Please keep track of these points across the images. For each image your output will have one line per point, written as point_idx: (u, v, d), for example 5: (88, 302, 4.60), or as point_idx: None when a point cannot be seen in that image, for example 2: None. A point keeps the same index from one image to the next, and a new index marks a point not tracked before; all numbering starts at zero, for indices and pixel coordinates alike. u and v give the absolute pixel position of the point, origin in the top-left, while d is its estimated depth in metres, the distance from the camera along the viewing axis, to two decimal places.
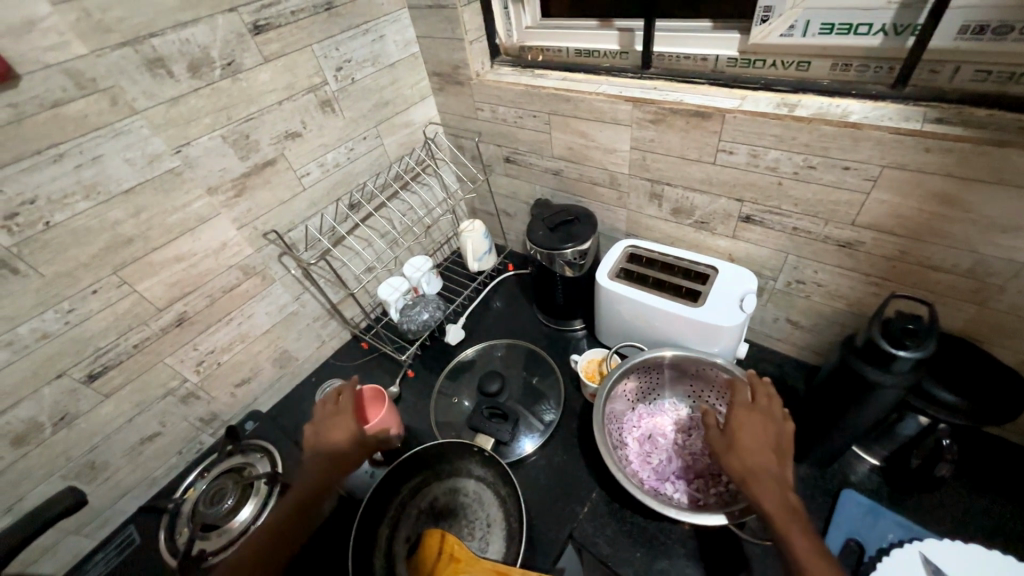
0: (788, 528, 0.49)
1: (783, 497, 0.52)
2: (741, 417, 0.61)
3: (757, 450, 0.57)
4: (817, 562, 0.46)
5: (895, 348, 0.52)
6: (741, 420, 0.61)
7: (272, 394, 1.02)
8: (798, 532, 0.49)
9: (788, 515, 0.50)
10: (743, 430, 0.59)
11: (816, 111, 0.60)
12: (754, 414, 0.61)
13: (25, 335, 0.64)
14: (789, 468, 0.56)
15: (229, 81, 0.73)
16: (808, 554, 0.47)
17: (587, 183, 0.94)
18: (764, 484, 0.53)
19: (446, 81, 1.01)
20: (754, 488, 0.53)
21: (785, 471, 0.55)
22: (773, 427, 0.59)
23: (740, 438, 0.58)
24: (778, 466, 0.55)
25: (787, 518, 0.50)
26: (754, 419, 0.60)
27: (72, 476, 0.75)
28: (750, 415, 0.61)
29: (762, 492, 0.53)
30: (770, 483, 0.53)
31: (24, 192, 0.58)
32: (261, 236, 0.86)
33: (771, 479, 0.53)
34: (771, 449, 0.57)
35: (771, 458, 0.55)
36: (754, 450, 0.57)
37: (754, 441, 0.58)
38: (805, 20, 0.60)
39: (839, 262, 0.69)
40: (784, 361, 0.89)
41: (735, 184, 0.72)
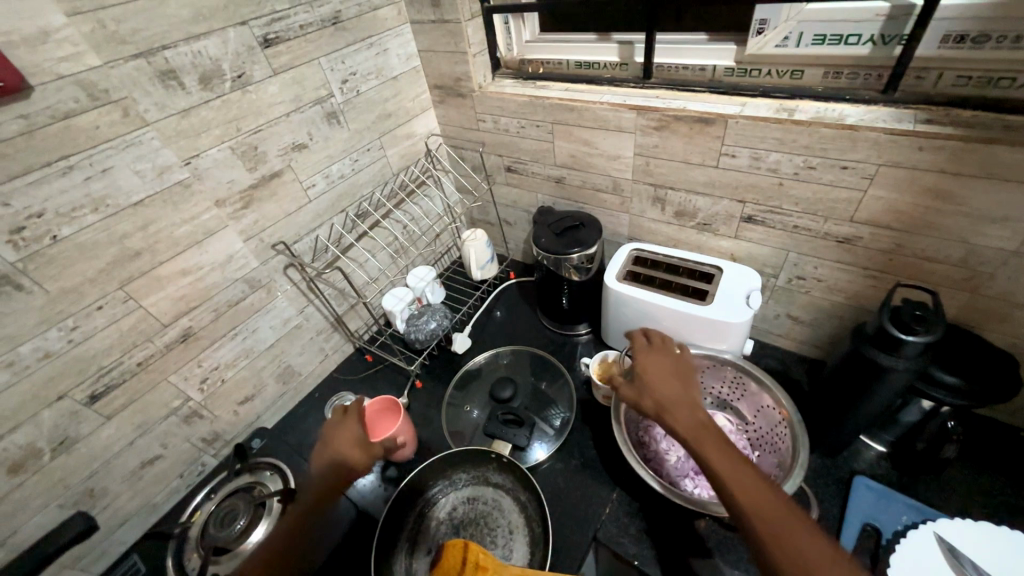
0: (703, 443, 0.53)
1: (694, 417, 0.56)
2: (646, 360, 0.65)
3: (665, 385, 0.60)
4: (731, 465, 0.50)
5: (904, 333, 0.55)
6: (646, 363, 0.65)
7: (275, 411, 0.99)
8: (711, 443, 0.52)
9: (701, 431, 0.54)
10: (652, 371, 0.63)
11: (815, 116, 0.64)
12: (655, 356, 0.66)
13: (27, 355, 0.61)
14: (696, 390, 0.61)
15: (239, 93, 0.73)
16: (720, 458, 0.51)
17: (590, 190, 0.96)
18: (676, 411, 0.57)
19: (447, 94, 1.03)
20: (668, 417, 0.56)
21: (691, 394, 0.59)
22: (673, 363, 0.64)
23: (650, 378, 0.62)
24: (685, 392, 0.59)
25: (701, 435, 0.53)
26: (655, 360, 0.65)
27: (70, 505, 0.71)
28: (653, 356, 0.66)
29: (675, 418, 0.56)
30: (681, 409, 0.57)
31: (31, 205, 0.56)
32: (268, 248, 0.85)
33: (679, 402, 0.57)
34: (674, 380, 0.61)
35: (676, 387, 0.60)
36: (662, 385, 0.60)
37: (660, 377, 0.61)
38: (798, 32, 0.64)
39: (838, 258, 0.73)
40: (787, 357, 0.92)
41: (737, 186, 0.75)
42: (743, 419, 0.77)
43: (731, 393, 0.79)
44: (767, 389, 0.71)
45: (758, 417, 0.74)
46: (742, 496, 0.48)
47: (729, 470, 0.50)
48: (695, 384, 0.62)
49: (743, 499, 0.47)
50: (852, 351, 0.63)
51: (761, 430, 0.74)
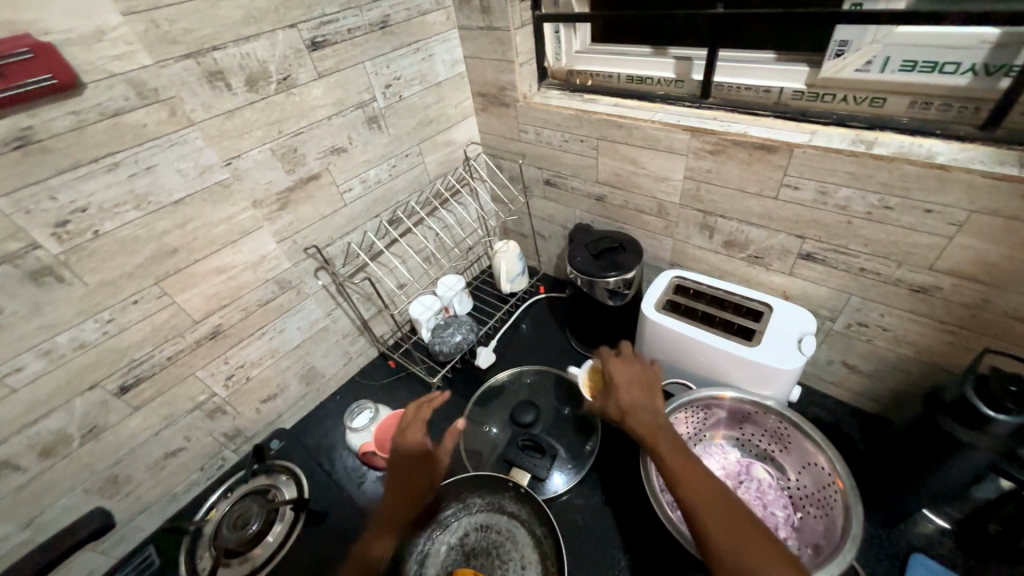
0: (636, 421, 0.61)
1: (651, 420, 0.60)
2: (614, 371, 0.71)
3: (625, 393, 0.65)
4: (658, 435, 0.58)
5: (992, 410, 0.48)
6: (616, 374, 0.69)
7: (296, 411, 0.99)
8: (666, 447, 0.56)
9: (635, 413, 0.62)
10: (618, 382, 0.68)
11: (898, 150, 0.57)
12: (620, 368, 0.71)
13: (64, 345, 0.62)
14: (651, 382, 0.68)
15: (284, 95, 0.72)
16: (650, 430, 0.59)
17: (631, 211, 0.91)
18: (638, 418, 0.61)
19: (490, 102, 1.00)
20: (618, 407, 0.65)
21: (650, 398, 0.64)
22: (638, 371, 0.69)
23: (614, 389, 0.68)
24: (648, 402, 0.64)
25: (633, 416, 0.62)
26: (621, 371, 0.70)
27: (94, 491, 0.72)
28: (620, 366, 0.71)
29: (638, 425, 0.60)
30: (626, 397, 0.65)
31: (76, 200, 0.57)
32: (300, 251, 0.85)
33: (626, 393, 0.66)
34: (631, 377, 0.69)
35: (637, 393, 0.65)
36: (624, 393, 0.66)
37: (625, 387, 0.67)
38: (884, 56, 0.58)
39: (910, 307, 0.66)
40: (837, 406, 0.84)
41: (798, 221, 0.69)
42: (785, 474, 0.71)
43: (772, 443, 0.72)
44: (816, 446, 0.65)
45: (802, 473, 0.68)
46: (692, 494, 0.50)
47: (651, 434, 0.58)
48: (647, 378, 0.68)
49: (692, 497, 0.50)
50: (921, 418, 0.57)
51: (806, 489, 0.68)
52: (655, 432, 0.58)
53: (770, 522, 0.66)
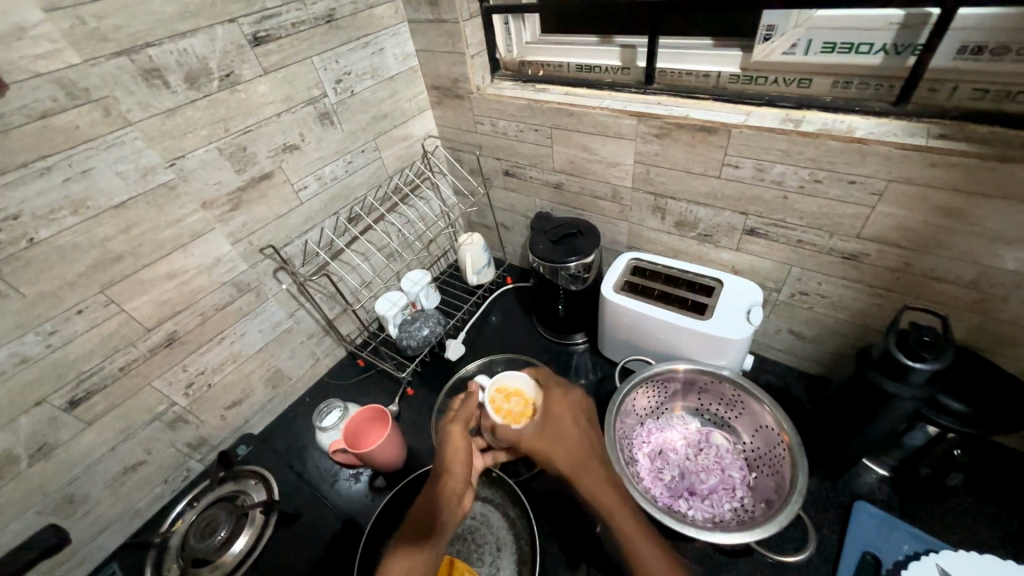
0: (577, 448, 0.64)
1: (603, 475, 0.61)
2: (560, 411, 0.69)
3: (575, 442, 0.65)
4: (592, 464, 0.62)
5: (911, 359, 0.53)
6: (564, 419, 0.68)
7: (263, 415, 0.97)
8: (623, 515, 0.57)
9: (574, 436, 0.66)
10: (566, 428, 0.67)
11: (822, 127, 0.61)
12: (562, 412, 0.70)
13: (3, 360, 0.59)
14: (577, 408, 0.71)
15: (228, 92, 0.71)
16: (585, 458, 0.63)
17: (588, 197, 0.94)
18: (592, 475, 0.61)
19: (444, 95, 1.00)
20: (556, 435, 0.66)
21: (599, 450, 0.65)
22: (583, 414, 0.70)
23: (562, 435, 0.66)
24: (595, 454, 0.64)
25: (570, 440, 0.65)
26: (566, 414, 0.69)
27: (49, 512, 0.70)
28: (564, 408, 0.70)
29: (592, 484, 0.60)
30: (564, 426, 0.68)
31: (6, 207, 0.55)
32: (257, 252, 0.83)
33: (563, 422, 0.68)
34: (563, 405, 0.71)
35: (588, 443, 0.65)
36: (573, 442, 0.65)
37: (572, 435, 0.66)
38: (807, 39, 0.61)
39: (843, 274, 0.71)
40: (787, 373, 0.90)
41: (740, 198, 0.73)
42: (740, 438, 0.75)
43: (728, 410, 0.77)
44: (765, 409, 0.69)
45: (756, 435, 0.73)
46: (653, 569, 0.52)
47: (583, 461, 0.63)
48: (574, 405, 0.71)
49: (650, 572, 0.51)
50: (855, 374, 0.61)
51: (759, 451, 0.72)
52: (609, 495, 0.60)
53: (727, 483, 0.70)
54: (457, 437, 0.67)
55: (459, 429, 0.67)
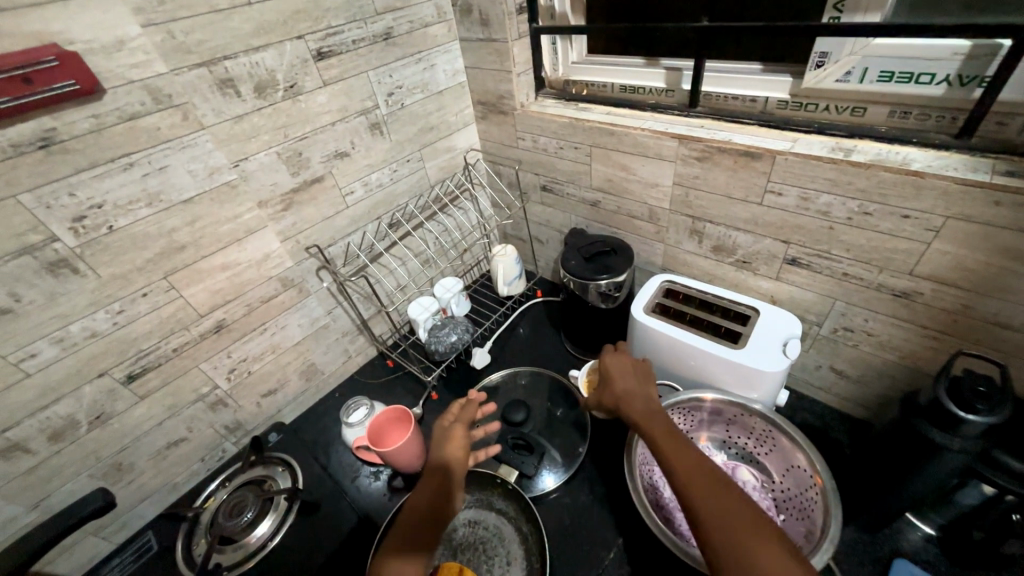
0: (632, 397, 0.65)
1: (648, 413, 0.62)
2: (611, 363, 0.73)
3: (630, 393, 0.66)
4: (642, 408, 0.63)
5: (963, 411, 0.50)
6: (615, 369, 0.71)
7: (296, 406, 1.02)
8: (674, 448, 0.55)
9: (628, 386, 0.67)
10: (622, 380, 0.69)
11: (874, 157, 0.59)
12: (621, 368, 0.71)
13: (76, 333, 0.66)
14: (638, 366, 0.71)
15: (290, 102, 0.76)
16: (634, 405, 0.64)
17: (624, 216, 0.93)
18: (641, 416, 0.62)
19: (489, 110, 1.04)
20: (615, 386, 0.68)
21: (651, 394, 0.66)
22: (635, 365, 0.71)
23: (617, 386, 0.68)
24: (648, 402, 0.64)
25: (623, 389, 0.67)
26: (619, 363, 0.72)
27: (99, 476, 0.76)
28: (617, 361, 0.73)
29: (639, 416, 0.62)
30: (625, 376, 0.69)
31: (94, 196, 0.61)
32: (303, 250, 0.88)
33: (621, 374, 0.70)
34: (629, 363, 0.72)
35: (639, 389, 0.66)
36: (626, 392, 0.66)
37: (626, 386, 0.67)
38: (862, 67, 0.59)
39: (893, 312, 0.67)
40: (826, 412, 0.85)
41: (782, 226, 0.70)
42: (770, 476, 0.72)
43: (758, 446, 0.73)
44: (798, 447, 0.66)
45: (786, 475, 0.69)
46: (694, 493, 0.50)
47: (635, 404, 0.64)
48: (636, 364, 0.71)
49: (693, 492, 0.50)
50: (898, 420, 0.58)
51: (790, 492, 0.68)
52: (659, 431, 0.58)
53: None
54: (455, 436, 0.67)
55: (460, 432, 0.68)
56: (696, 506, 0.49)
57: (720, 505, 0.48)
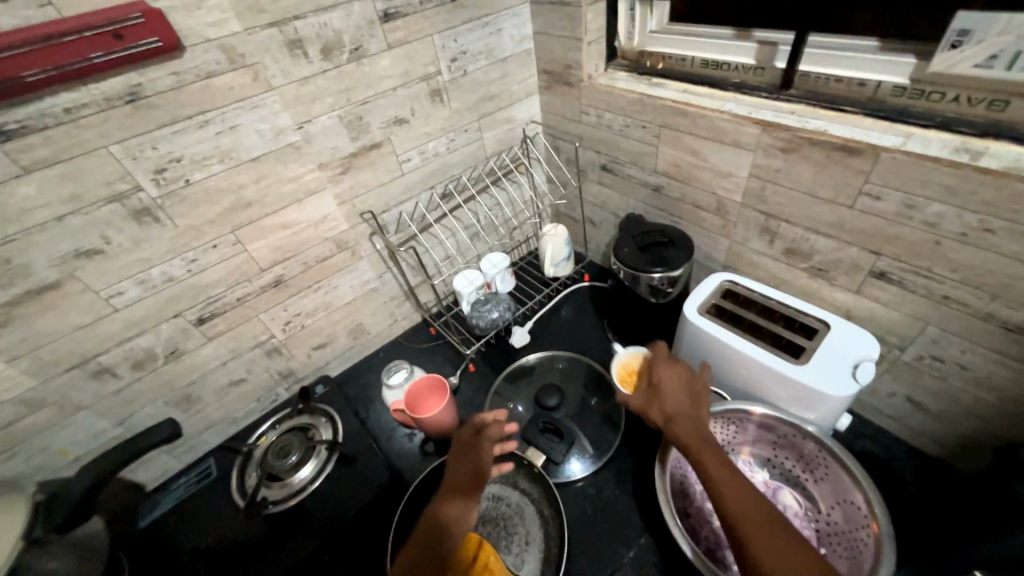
0: (676, 403, 0.63)
1: (699, 436, 0.58)
2: (662, 372, 0.68)
3: (674, 398, 0.63)
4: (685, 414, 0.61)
5: None
6: (661, 374, 0.67)
7: (342, 361, 1.07)
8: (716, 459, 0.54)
9: (674, 392, 0.64)
10: (666, 386, 0.66)
11: (1010, 164, 0.49)
12: (670, 370, 0.68)
13: (156, 277, 0.72)
14: (684, 371, 0.68)
15: (355, 65, 0.76)
16: (679, 411, 0.62)
17: (688, 205, 0.86)
18: (688, 426, 0.59)
19: (554, 80, 0.98)
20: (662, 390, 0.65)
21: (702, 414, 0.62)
22: (683, 373, 0.67)
23: (660, 392, 0.65)
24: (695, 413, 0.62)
25: (668, 394, 0.64)
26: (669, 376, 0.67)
27: (172, 404, 0.85)
28: (670, 370, 0.68)
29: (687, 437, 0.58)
30: (672, 381, 0.66)
31: (173, 151, 0.65)
32: (357, 215, 0.90)
33: (669, 380, 0.66)
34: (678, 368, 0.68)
35: (684, 399, 0.63)
36: (672, 398, 0.64)
37: (671, 391, 0.65)
38: (1014, 50, 0.48)
39: (999, 347, 0.57)
40: (892, 442, 0.77)
41: (873, 234, 0.62)
42: (815, 504, 0.67)
43: (808, 471, 0.68)
44: (855, 483, 0.60)
45: (835, 508, 0.64)
46: (732, 504, 0.49)
47: (678, 410, 0.62)
48: (682, 371, 0.68)
49: (731, 502, 0.50)
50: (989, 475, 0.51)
51: (836, 526, 0.63)
52: (700, 440, 0.57)
53: None
54: (485, 448, 0.68)
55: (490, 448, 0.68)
56: (734, 518, 0.49)
57: (759, 522, 0.48)
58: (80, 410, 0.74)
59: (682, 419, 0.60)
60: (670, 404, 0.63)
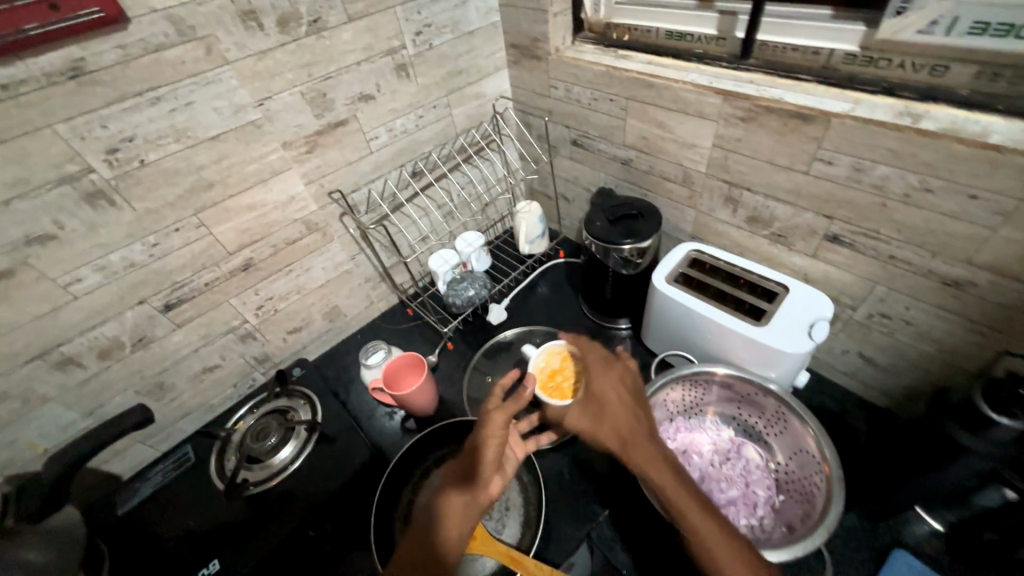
0: (616, 411, 0.69)
1: (647, 448, 0.63)
2: (600, 382, 0.74)
3: (614, 411, 0.69)
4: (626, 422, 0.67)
5: (996, 413, 0.47)
6: (597, 385, 0.74)
7: (319, 344, 1.07)
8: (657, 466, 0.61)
9: (615, 402, 0.70)
10: (605, 397, 0.72)
11: (947, 126, 0.51)
12: (606, 378, 0.74)
13: (116, 262, 0.70)
14: (621, 379, 0.74)
15: (314, 38, 0.74)
16: (620, 419, 0.68)
17: (657, 177, 0.88)
18: (631, 436, 0.65)
19: (522, 54, 0.97)
20: (602, 401, 0.71)
21: (643, 416, 0.68)
22: (622, 380, 0.73)
23: (601, 404, 0.71)
24: (637, 418, 0.67)
25: (608, 403, 0.70)
26: (607, 391, 0.72)
27: (144, 393, 0.83)
28: (606, 378, 0.74)
29: (642, 462, 0.61)
30: (611, 392, 0.72)
31: (125, 130, 0.62)
32: (326, 194, 0.89)
33: (608, 389, 0.73)
34: (615, 377, 0.74)
35: (623, 407, 0.70)
36: (613, 410, 0.69)
37: (612, 403, 0.70)
38: (952, 16, 0.50)
39: (939, 302, 0.61)
40: (847, 397, 0.82)
41: (827, 199, 0.64)
42: (775, 456, 0.71)
43: (769, 427, 0.72)
44: (811, 434, 0.64)
45: (792, 459, 0.68)
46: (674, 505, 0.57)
47: (618, 418, 0.68)
48: (617, 378, 0.74)
49: (672, 504, 0.57)
50: (925, 418, 0.56)
51: (793, 475, 0.68)
52: (640, 447, 0.63)
53: (748, 499, 0.67)
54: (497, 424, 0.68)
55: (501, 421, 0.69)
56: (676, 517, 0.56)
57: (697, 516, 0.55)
58: (45, 402, 0.72)
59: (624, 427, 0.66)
60: (611, 414, 0.69)
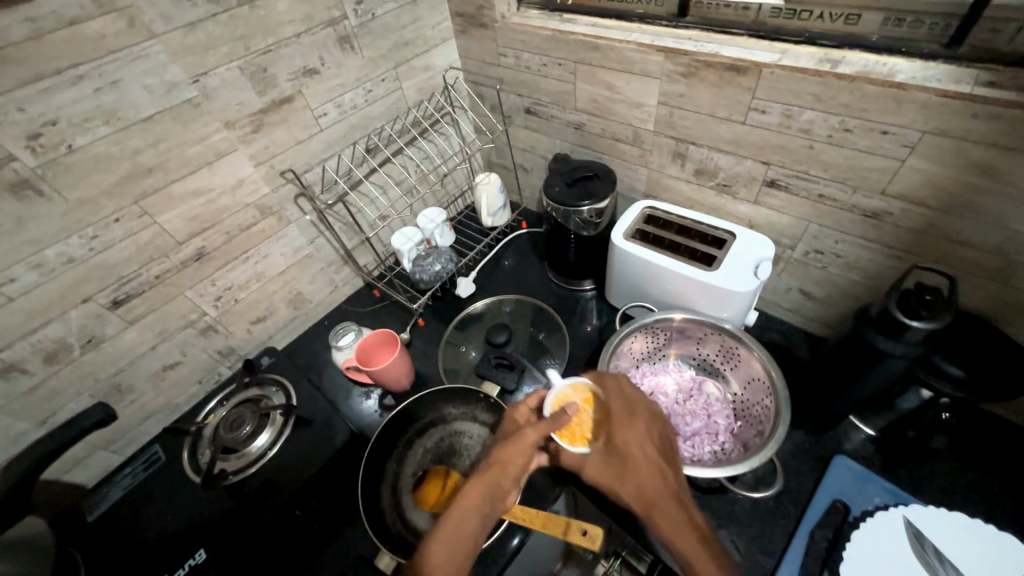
0: (644, 471, 0.56)
1: (680, 519, 0.52)
2: (625, 430, 0.59)
3: (641, 469, 0.56)
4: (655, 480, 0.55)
5: (908, 318, 0.54)
6: (622, 435, 0.59)
7: (286, 333, 1.05)
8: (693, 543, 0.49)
9: (642, 459, 0.57)
10: (629, 450, 0.58)
11: (861, 69, 0.57)
12: (633, 428, 0.59)
13: (53, 259, 0.65)
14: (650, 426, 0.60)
15: (247, 8, 0.70)
16: (648, 476, 0.55)
17: (609, 139, 0.91)
18: (662, 502, 0.53)
19: (468, 23, 0.96)
20: (627, 453, 0.57)
21: (675, 479, 0.56)
22: (650, 431, 0.60)
23: (625, 458, 0.57)
24: (667, 479, 0.55)
25: (634, 458, 0.57)
26: (632, 440, 0.59)
27: (100, 396, 0.79)
28: (632, 428, 0.59)
29: (673, 535, 0.50)
30: (637, 441, 0.58)
31: (46, 112, 0.58)
32: (278, 175, 0.86)
33: (633, 440, 0.58)
34: (641, 423, 0.60)
35: (652, 464, 0.56)
36: (641, 467, 0.56)
37: (639, 457, 0.57)
38: None
39: (862, 233, 0.68)
40: (791, 331, 0.90)
41: (763, 146, 0.69)
42: (731, 388, 0.78)
43: (725, 362, 0.78)
44: (760, 363, 0.71)
45: (746, 388, 0.75)
46: None
47: (645, 476, 0.55)
48: (643, 424, 0.60)
49: None
50: (851, 335, 0.62)
51: (747, 402, 0.75)
52: (673, 515, 0.52)
53: (711, 427, 0.74)
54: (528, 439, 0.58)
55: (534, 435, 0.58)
56: None
57: None
58: None
59: (652, 488, 0.54)
60: (640, 477, 0.55)
